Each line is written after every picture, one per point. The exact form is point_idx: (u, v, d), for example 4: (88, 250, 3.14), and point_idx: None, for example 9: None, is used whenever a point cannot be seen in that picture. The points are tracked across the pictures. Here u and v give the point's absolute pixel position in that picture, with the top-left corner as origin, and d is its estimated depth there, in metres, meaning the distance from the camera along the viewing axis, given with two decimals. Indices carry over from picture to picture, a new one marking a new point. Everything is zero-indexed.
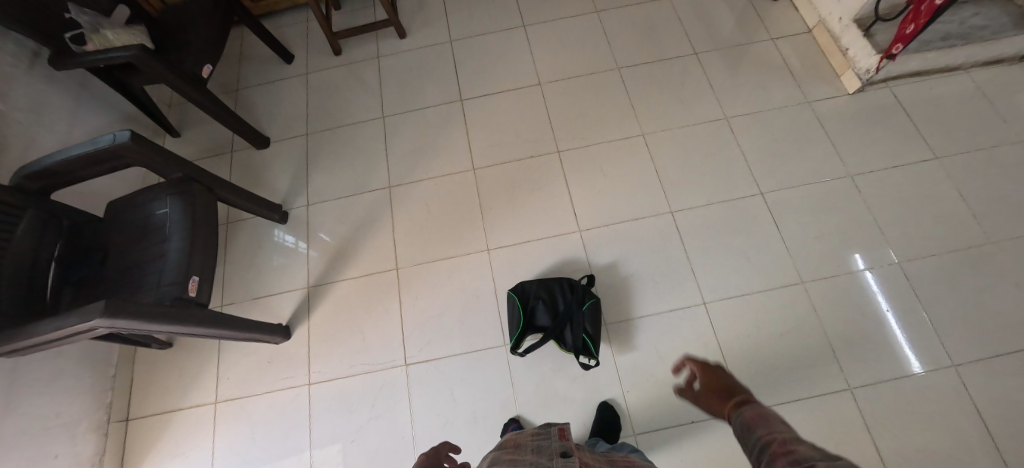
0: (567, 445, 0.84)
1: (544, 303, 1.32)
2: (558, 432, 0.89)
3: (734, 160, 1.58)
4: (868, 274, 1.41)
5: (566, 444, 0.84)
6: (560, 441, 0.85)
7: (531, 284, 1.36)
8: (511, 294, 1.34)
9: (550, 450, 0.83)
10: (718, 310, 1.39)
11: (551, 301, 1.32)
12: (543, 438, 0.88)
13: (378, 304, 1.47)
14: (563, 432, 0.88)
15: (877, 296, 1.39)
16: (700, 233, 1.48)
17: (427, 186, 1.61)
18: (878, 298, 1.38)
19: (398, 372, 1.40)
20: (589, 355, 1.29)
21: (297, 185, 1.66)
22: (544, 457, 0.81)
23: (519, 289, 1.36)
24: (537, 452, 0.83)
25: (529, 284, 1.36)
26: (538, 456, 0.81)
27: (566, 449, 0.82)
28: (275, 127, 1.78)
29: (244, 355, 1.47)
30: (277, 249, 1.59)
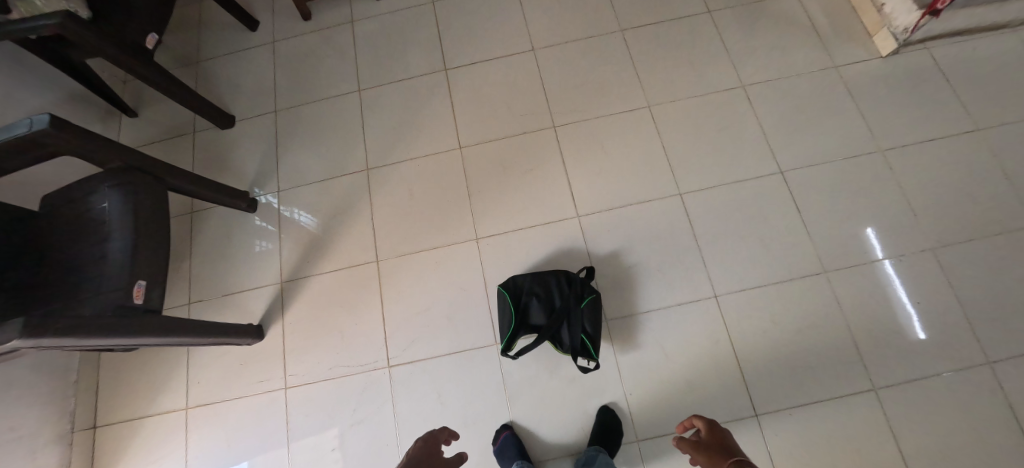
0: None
1: (538, 299, 1.19)
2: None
3: (750, 134, 1.41)
4: (888, 262, 1.28)
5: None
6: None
7: (524, 278, 1.22)
8: (501, 290, 1.21)
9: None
10: (732, 303, 1.26)
11: (546, 298, 1.19)
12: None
13: (358, 300, 1.34)
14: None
15: (896, 285, 1.26)
16: (712, 218, 1.33)
17: (408, 168, 1.45)
18: (897, 287, 1.25)
19: (380, 374, 1.28)
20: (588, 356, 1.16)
21: (267, 169, 1.51)
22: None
23: (511, 284, 1.22)
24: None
25: (522, 278, 1.22)
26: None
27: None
28: (241, 104, 1.61)
29: (214, 356, 1.36)
30: (247, 241, 1.45)
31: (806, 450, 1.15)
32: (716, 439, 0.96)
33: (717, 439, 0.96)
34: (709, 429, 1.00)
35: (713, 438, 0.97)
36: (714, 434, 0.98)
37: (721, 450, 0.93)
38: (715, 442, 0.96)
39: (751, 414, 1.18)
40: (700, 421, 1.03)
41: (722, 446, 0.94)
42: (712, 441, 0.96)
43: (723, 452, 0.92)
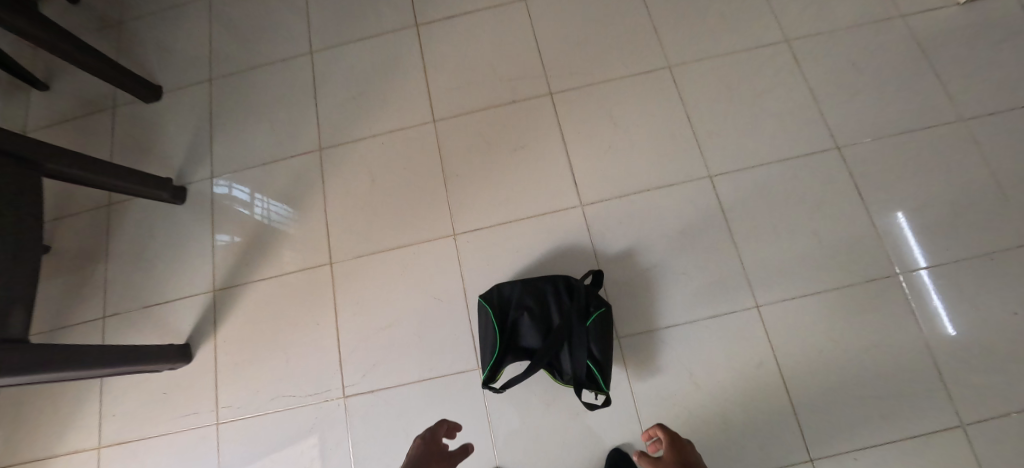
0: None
1: (530, 314, 0.92)
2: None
3: (797, 101, 1.12)
4: (926, 272, 1.00)
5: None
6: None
7: (511, 287, 0.95)
8: (483, 304, 0.94)
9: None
10: (777, 315, 0.99)
11: (541, 313, 0.92)
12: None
13: (307, 312, 1.08)
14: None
15: (934, 300, 0.99)
16: (751, 206, 1.05)
17: (370, 147, 1.17)
18: (937, 301, 0.98)
19: (334, 407, 1.02)
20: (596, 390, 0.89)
21: (199, 151, 1.23)
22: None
23: (496, 295, 0.95)
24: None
25: (509, 287, 0.95)
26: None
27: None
28: (170, 72, 1.32)
29: (133, 383, 1.10)
30: (173, 239, 1.18)
31: None
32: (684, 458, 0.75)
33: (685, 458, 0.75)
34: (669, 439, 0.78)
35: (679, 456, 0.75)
36: (681, 451, 0.76)
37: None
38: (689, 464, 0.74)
39: (804, 459, 0.92)
40: (655, 430, 0.80)
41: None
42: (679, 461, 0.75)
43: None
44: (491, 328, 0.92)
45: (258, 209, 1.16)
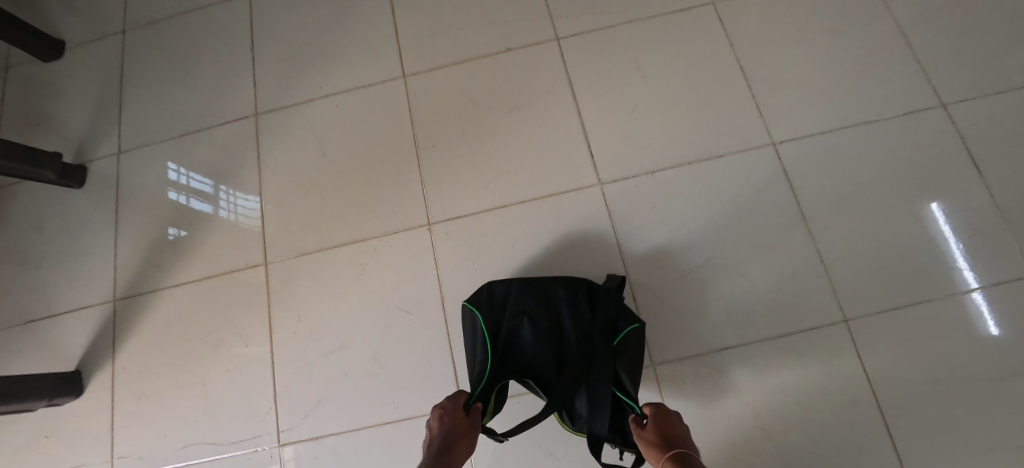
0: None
1: (533, 324, 0.65)
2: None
3: (884, 43, 0.85)
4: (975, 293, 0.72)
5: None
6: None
7: (507, 285, 0.69)
8: (471, 308, 0.67)
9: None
10: (872, 333, 0.72)
11: (549, 325, 0.66)
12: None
13: (233, 330, 0.81)
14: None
15: (990, 329, 0.71)
16: (827, 184, 0.78)
17: (321, 111, 0.90)
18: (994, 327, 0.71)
19: (266, 459, 0.75)
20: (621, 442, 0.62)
21: (105, 120, 0.96)
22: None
23: (486, 297, 0.68)
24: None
25: (505, 286, 0.69)
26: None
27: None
28: (75, 24, 1.05)
29: (6, 423, 0.83)
30: (67, 232, 0.91)
31: None
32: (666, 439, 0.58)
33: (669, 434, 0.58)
34: (658, 409, 0.61)
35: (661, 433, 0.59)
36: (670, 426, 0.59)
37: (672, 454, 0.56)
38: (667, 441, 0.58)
39: None
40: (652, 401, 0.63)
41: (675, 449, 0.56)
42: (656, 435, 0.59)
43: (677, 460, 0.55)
44: (480, 344, 0.65)
45: (176, 198, 0.89)
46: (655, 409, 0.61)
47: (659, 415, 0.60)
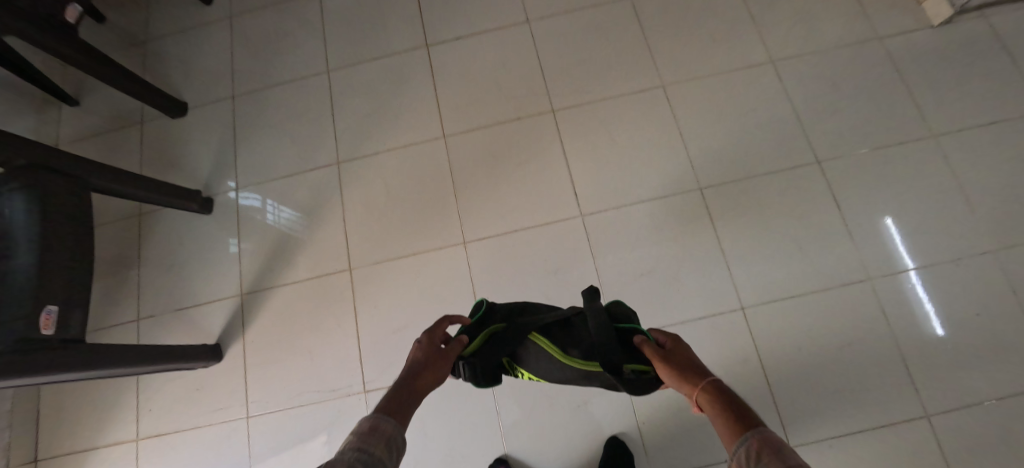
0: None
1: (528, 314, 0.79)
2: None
3: (781, 117, 1.22)
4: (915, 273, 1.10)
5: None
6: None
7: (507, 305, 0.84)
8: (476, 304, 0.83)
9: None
10: (760, 316, 1.08)
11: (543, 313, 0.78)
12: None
13: (328, 316, 1.18)
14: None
15: (936, 329, 1.07)
16: (736, 216, 1.15)
17: (384, 160, 1.26)
18: (933, 321, 1.07)
19: (354, 401, 1.12)
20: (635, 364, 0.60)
21: (223, 164, 1.32)
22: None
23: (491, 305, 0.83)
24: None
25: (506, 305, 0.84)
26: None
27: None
28: (195, 90, 1.41)
29: (168, 380, 1.20)
30: (201, 246, 1.27)
31: None
32: (682, 358, 0.60)
33: (684, 354, 0.60)
34: (670, 337, 0.65)
35: (678, 353, 0.61)
36: (684, 349, 0.61)
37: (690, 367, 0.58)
38: (681, 359, 0.60)
39: None
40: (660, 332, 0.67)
41: (691, 364, 0.58)
42: (670, 356, 0.61)
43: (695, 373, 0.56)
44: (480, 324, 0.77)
45: (272, 218, 1.26)
46: (667, 338, 0.65)
47: (673, 342, 0.63)
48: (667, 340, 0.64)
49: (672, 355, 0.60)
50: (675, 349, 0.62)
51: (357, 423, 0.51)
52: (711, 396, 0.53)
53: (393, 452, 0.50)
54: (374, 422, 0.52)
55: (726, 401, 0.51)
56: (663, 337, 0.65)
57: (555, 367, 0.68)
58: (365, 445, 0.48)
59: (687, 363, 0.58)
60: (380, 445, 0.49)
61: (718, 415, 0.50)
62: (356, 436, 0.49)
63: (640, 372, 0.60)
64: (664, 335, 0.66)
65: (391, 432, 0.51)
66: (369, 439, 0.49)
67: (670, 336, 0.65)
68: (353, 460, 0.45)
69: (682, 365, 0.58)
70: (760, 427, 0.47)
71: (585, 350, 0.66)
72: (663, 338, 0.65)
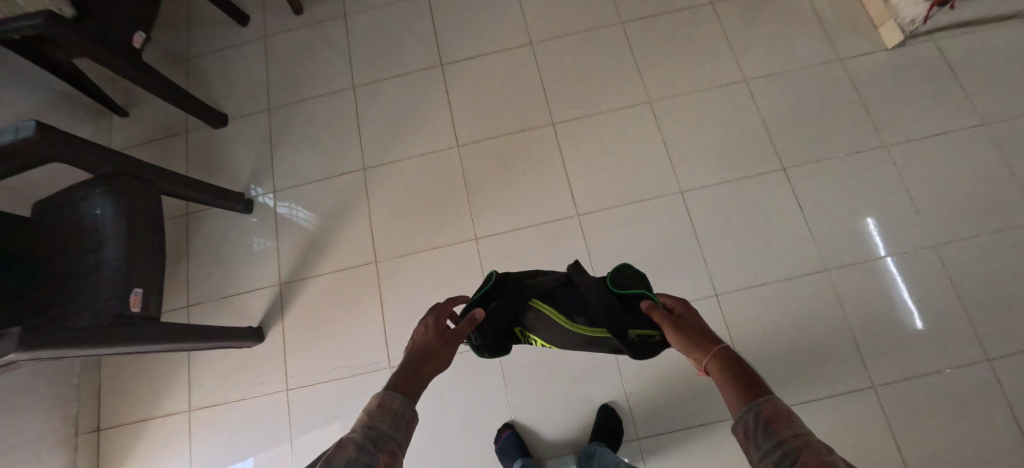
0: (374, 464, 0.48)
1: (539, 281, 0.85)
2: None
3: (751, 129, 1.40)
4: (889, 259, 1.27)
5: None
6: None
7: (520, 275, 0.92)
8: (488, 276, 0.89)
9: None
10: (731, 302, 1.26)
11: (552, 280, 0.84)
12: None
13: (357, 302, 1.35)
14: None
15: (917, 323, 1.23)
16: (711, 215, 1.32)
17: (405, 167, 1.44)
18: (915, 315, 1.23)
19: (381, 376, 1.30)
20: (639, 329, 0.72)
21: (261, 169, 1.50)
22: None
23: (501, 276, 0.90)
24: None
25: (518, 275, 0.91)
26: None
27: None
28: (234, 102, 1.58)
29: (215, 358, 1.37)
30: (242, 242, 1.44)
31: None
32: (695, 326, 0.68)
33: (696, 322, 0.69)
34: (683, 304, 0.73)
35: (691, 321, 0.69)
36: (696, 317, 0.70)
37: (702, 333, 0.67)
38: (694, 326, 0.68)
39: None
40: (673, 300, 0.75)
41: (704, 332, 0.67)
42: (685, 322, 0.69)
43: (707, 340, 0.65)
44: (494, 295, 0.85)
45: (286, 212, 1.45)
46: (680, 305, 0.73)
47: (686, 310, 0.72)
48: (680, 308, 0.73)
49: (685, 321, 0.69)
50: (688, 317, 0.70)
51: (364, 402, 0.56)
52: (722, 362, 0.62)
53: (400, 425, 0.55)
54: (380, 400, 0.57)
55: (738, 369, 0.60)
56: (676, 305, 0.74)
57: (563, 333, 0.80)
58: (373, 422, 0.53)
59: (700, 331, 0.67)
60: (386, 421, 0.54)
61: (726, 379, 0.59)
62: (366, 414, 0.54)
63: (645, 336, 0.72)
64: (676, 302, 0.74)
65: (398, 408, 0.56)
66: (376, 416, 0.54)
67: (683, 304, 0.73)
68: (361, 439, 0.50)
69: (695, 331, 0.67)
70: (768, 394, 0.56)
71: (589, 318, 0.76)
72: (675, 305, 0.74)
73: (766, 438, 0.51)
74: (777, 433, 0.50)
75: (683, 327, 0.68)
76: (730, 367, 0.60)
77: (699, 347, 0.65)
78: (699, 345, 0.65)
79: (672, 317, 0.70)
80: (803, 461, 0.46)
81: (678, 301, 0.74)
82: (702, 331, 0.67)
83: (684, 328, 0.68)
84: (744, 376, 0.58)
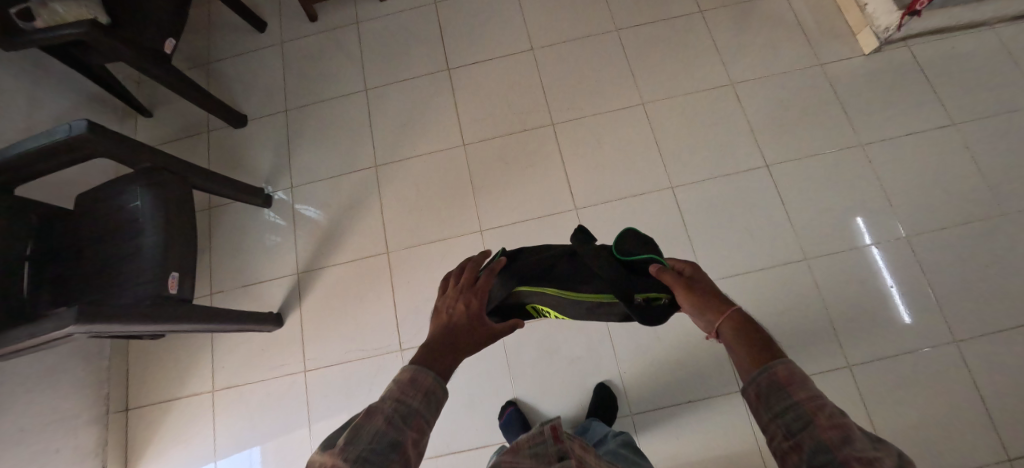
0: (401, 441, 0.50)
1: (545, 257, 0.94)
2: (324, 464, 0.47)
3: (737, 129, 1.50)
4: (875, 248, 1.37)
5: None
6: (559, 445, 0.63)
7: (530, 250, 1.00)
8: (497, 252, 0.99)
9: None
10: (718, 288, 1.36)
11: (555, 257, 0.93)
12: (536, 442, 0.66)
13: (371, 290, 1.45)
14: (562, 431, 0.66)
15: (905, 319, 1.31)
16: (700, 209, 1.43)
17: (414, 164, 1.54)
18: (903, 312, 1.32)
19: (392, 358, 1.39)
20: (645, 292, 0.77)
21: (280, 166, 1.60)
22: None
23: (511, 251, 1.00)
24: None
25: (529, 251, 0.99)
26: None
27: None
28: (253, 104, 1.68)
29: (237, 342, 1.46)
30: (262, 234, 1.54)
31: None
32: (706, 288, 0.71)
33: (706, 284, 0.72)
34: (691, 266, 0.76)
35: (701, 283, 0.73)
36: (704, 279, 0.73)
37: (712, 294, 0.70)
38: (705, 288, 0.71)
39: (734, 389, 1.30)
40: (681, 262, 0.79)
41: (714, 293, 0.70)
42: (695, 284, 0.72)
43: (718, 300, 0.68)
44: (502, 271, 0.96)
45: (305, 210, 1.55)
46: (689, 267, 0.76)
47: (694, 272, 0.75)
48: (688, 269, 0.76)
49: (695, 283, 0.73)
50: (697, 279, 0.74)
51: (398, 373, 0.56)
52: (734, 322, 0.64)
53: (430, 402, 0.55)
54: (413, 373, 0.56)
55: (750, 331, 0.62)
56: (684, 266, 0.77)
57: (573, 301, 0.89)
58: (403, 397, 0.53)
59: (711, 292, 0.70)
60: (418, 397, 0.54)
61: (738, 336, 0.62)
62: (397, 386, 0.55)
63: (651, 299, 0.78)
64: (684, 264, 0.78)
65: (429, 386, 0.56)
66: (407, 391, 0.54)
67: (691, 266, 0.76)
68: (391, 413, 0.51)
69: (705, 292, 0.70)
70: (782, 355, 0.57)
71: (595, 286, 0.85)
72: (683, 267, 0.77)
73: (781, 400, 0.53)
74: (791, 396, 0.52)
75: (693, 289, 0.71)
76: (743, 329, 0.63)
77: (710, 307, 0.68)
78: (710, 305, 0.68)
79: (682, 278, 0.74)
80: (817, 424, 0.49)
81: (686, 263, 0.77)
82: (711, 293, 0.70)
83: (694, 289, 0.71)
84: (759, 342, 0.59)
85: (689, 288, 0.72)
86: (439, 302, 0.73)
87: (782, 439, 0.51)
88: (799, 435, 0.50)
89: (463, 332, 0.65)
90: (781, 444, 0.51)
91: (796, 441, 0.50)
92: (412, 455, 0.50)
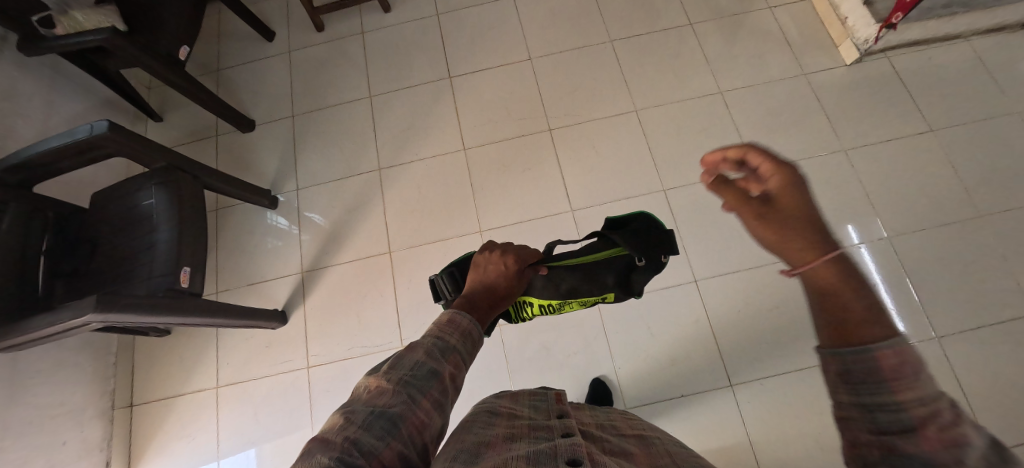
0: (440, 371, 0.54)
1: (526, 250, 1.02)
2: (369, 384, 0.51)
3: (727, 135, 1.57)
4: (864, 248, 1.43)
5: (414, 428, 0.48)
6: (557, 403, 0.71)
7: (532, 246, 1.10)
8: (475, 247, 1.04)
9: (547, 430, 0.60)
10: (710, 287, 1.42)
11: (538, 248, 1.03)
12: (537, 400, 0.74)
13: (373, 288, 1.50)
14: (560, 395, 0.75)
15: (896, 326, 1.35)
16: (691, 211, 1.49)
17: (416, 168, 1.60)
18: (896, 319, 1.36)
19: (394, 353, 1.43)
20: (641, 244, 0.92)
21: (286, 169, 1.65)
22: (534, 448, 0.53)
23: None
24: (534, 425, 0.62)
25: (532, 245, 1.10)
26: (509, 458, 0.50)
27: (425, 451, 0.49)
28: (260, 109, 1.74)
29: (242, 339, 1.50)
30: (267, 234, 1.59)
31: (775, 414, 1.30)
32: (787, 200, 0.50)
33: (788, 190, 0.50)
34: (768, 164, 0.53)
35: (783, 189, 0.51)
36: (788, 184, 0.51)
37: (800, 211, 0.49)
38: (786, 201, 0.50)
39: (725, 384, 1.34)
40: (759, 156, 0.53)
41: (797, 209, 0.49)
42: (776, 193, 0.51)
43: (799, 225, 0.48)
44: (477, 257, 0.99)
45: (311, 215, 1.59)
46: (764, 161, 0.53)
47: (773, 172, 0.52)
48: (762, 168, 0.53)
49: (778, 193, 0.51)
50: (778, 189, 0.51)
51: (437, 316, 0.62)
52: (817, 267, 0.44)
53: (466, 342, 0.60)
54: (451, 317, 0.62)
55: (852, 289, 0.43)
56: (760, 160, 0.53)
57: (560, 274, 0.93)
58: (442, 334, 0.59)
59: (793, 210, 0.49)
60: (455, 335, 0.59)
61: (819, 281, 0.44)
62: (438, 326, 0.60)
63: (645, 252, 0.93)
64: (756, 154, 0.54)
65: (466, 326, 0.62)
66: (446, 330, 0.60)
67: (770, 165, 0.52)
68: (431, 347, 0.56)
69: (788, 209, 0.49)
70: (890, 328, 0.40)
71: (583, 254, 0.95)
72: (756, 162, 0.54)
73: (874, 385, 0.38)
74: (891, 384, 0.38)
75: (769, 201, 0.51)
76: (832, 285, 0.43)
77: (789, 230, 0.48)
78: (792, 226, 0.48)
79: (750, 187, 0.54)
80: (921, 433, 0.35)
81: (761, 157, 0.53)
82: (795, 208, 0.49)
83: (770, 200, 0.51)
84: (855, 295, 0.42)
85: (746, 202, 0.53)
86: (478, 254, 0.85)
87: (863, 431, 0.38)
88: (890, 439, 0.36)
89: (501, 287, 0.76)
90: (860, 437, 0.38)
91: (885, 442, 0.36)
92: (449, 385, 0.54)
